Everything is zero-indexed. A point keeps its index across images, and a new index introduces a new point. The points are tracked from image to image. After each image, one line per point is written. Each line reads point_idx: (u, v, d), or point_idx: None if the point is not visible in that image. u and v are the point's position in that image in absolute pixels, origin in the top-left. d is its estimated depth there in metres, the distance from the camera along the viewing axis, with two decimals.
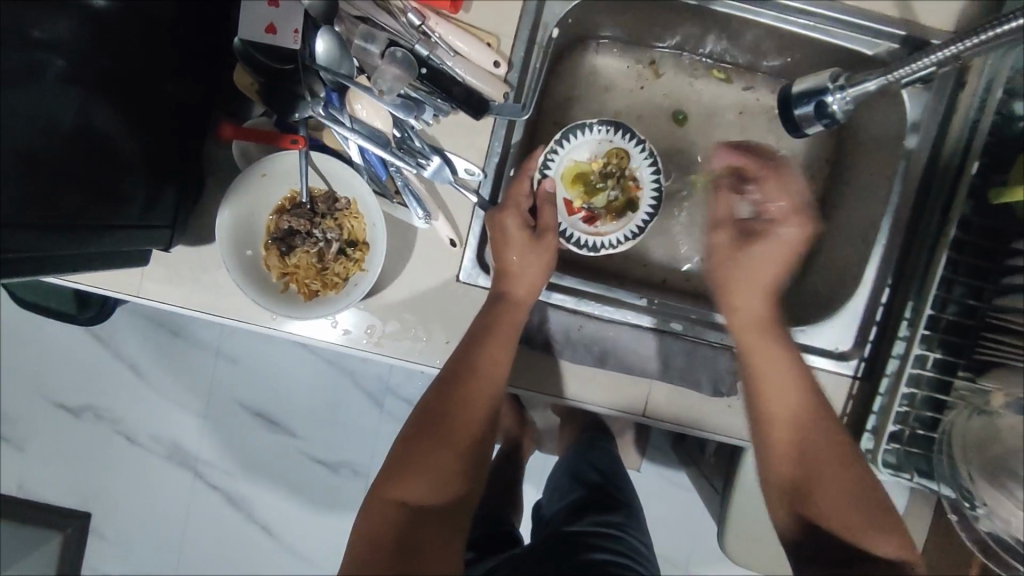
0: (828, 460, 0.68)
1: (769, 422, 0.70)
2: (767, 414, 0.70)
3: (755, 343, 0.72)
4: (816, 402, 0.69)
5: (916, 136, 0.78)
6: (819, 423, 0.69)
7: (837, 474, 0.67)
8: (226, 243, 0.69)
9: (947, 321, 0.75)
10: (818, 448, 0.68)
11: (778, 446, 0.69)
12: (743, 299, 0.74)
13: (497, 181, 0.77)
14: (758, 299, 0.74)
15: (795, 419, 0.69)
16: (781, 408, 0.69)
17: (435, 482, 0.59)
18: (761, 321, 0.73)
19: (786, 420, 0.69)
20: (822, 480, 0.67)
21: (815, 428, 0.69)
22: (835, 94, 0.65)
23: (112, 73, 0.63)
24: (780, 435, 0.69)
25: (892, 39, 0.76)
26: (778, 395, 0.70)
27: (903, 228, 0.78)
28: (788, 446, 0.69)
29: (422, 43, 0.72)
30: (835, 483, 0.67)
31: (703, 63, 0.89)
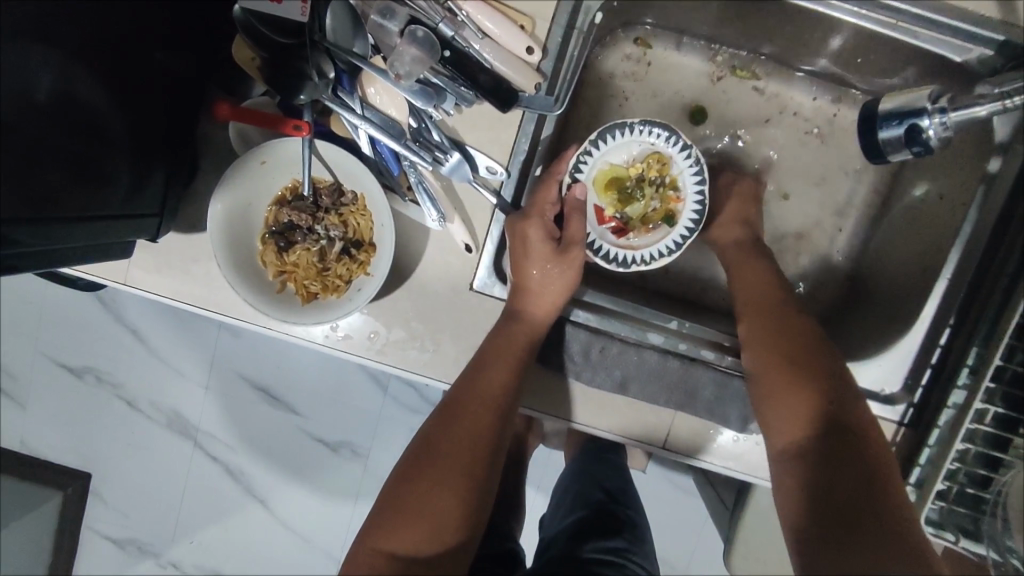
0: (848, 418, 0.59)
1: (776, 371, 0.62)
2: (765, 366, 0.63)
3: (763, 310, 0.67)
4: (832, 361, 0.62)
5: (1001, 158, 0.69)
6: (836, 377, 0.61)
7: (856, 436, 0.58)
8: (218, 237, 0.62)
9: (1014, 371, 0.66)
10: (837, 406, 0.59)
11: (791, 399, 0.60)
12: (750, 267, 0.71)
13: (521, 182, 0.69)
14: (760, 272, 0.70)
15: (808, 369, 0.61)
16: (790, 360, 0.62)
17: (433, 528, 0.52)
18: (771, 289, 0.68)
19: (795, 371, 0.61)
20: (838, 439, 0.57)
21: (832, 382, 0.61)
22: (934, 117, 0.58)
23: (99, 38, 0.55)
24: (794, 385, 0.61)
25: (989, 46, 0.65)
26: (779, 343, 0.64)
27: (974, 261, 0.70)
28: (800, 399, 0.60)
29: (447, 22, 0.63)
30: (854, 447, 0.57)
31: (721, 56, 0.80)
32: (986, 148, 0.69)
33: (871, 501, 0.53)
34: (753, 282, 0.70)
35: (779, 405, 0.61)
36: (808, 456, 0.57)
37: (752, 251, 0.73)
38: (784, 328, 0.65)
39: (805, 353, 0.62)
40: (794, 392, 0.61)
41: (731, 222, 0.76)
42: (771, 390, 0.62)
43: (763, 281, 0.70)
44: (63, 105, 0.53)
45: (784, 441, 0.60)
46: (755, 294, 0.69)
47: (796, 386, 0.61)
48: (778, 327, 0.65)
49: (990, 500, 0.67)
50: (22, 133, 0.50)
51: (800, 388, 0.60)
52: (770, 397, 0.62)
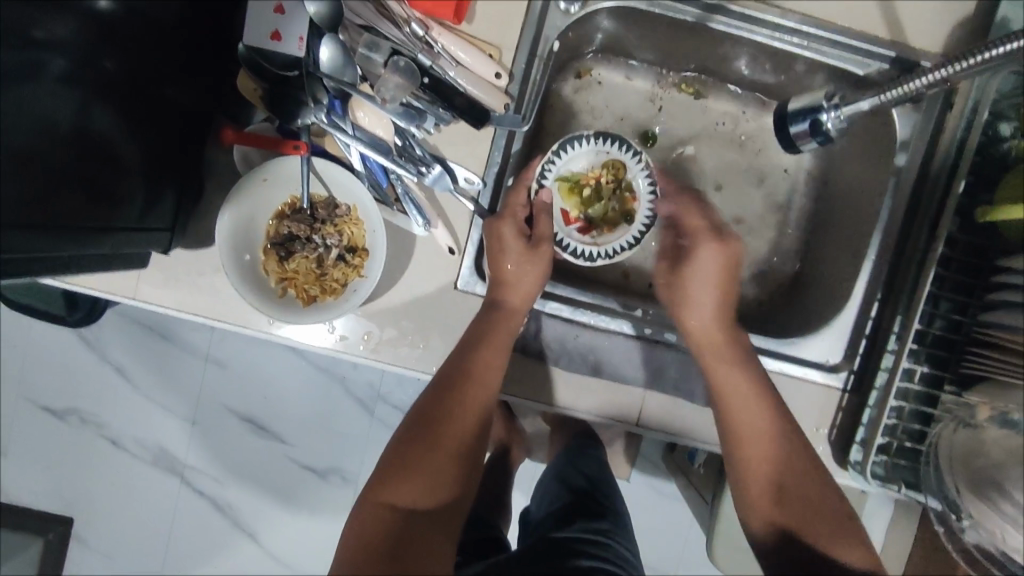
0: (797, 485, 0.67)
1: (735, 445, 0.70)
2: (738, 433, 0.70)
3: (724, 373, 0.71)
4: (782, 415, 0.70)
5: (906, 154, 0.80)
6: (787, 447, 0.69)
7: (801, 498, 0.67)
8: (225, 248, 0.69)
9: (933, 335, 0.77)
10: (783, 471, 0.68)
11: (752, 471, 0.69)
12: (694, 317, 0.74)
13: (496, 190, 0.78)
14: (711, 316, 0.73)
15: (764, 443, 0.69)
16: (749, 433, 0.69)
17: (431, 486, 0.59)
18: (721, 335, 0.73)
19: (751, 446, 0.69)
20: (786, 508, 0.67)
21: (784, 452, 0.68)
22: (829, 113, 0.69)
23: (115, 75, 0.62)
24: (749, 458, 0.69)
25: (883, 60, 0.78)
26: (741, 412, 0.70)
27: (891, 245, 0.80)
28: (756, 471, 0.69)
29: (425, 53, 0.72)
30: (803, 512, 0.66)
31: (666, 76, 0.91)
32: (892, 146, 0.81)
33: (816, 560, 0.64)
34: (701, 331, 0.74)
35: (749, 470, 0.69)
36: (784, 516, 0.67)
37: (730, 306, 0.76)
38: (742, 394, 0.70)
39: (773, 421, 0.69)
40: (752, 464, 0.69)
41: (707, 304, 0.74)
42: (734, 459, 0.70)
43: (710, 328, 0.73)
44: (81, 134, 0.60)
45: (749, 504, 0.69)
46: (709, 347, 0.73)
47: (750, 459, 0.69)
48: (737, 394, 0.70)
49: (925, 450, 0.76)
50: (43, 158, 0.57)
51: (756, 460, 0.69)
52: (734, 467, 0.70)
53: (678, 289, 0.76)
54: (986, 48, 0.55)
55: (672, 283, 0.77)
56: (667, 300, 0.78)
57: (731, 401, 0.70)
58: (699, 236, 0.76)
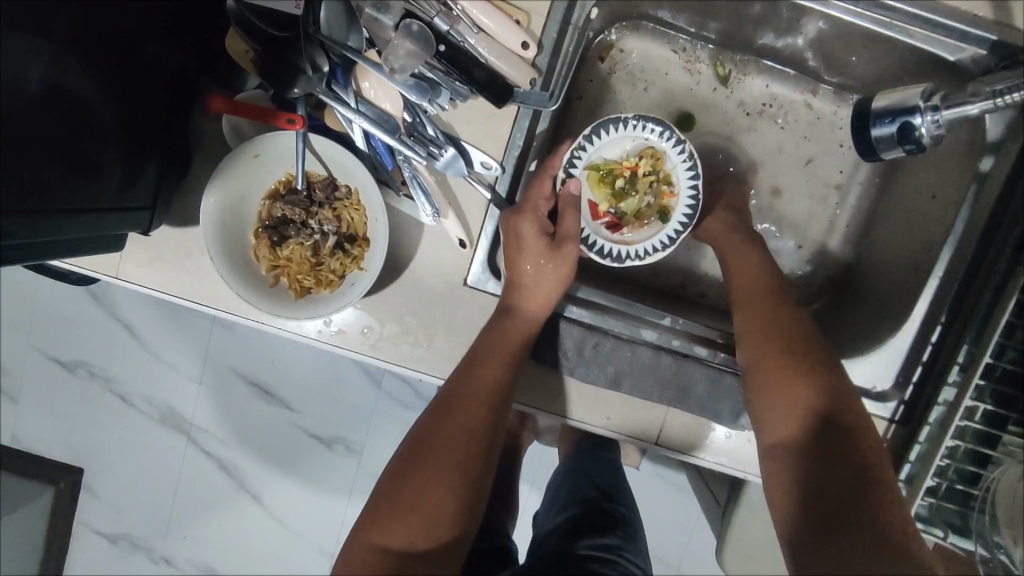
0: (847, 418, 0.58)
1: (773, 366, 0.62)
2: (756, 355, 0.64)
3: (751, 300, 0.68)
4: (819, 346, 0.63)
5: (993, 157, 0.69)
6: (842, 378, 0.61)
7: (855, 439, 0.57)
8: (212, 230, 0.62)
9: (1003, 369, 0.67)
10: (830, 399, 0.59)
11: (774, 396, 0.61)
12: (741, 262, 0.72)
13: (515, 177, 0.69)
14: (755, 266, 0.71)
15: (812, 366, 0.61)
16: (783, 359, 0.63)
17: (427, 523, 0.52)
18: (757, 266, 0.71)
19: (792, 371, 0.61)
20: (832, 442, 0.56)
21: (832, 382, 0.60)
22: (926, 114, 0.58)
23: (87, 27, 0.54)
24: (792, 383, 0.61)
25: (982, 46, 0.66)
26: (766, 331, 0.65)
27: (964, 262, 0.70)
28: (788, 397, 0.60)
29: (443, 16, 0.63)
30: (834, 444, 0.57)
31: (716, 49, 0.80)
32: (978, 147, 0.69)
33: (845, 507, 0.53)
34: (744, 272, 0.71)
35: (770, 406, 0.61)
36: (809, 450, 0.57)
37: (745, 237, 0.75)
38: (772, 315, 0.65)
39: (795, 346, 0.63)
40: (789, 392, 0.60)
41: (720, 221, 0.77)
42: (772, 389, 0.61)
43: (753, 269, 0.71)
44: (52, 96, 0.52)
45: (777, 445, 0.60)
46: (742, 283, 0.70)
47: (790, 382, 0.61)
48: (767, 314, 0.66)
49: (978, 496, 0.68)
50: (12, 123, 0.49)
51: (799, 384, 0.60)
52: (759, 387, 0.62)
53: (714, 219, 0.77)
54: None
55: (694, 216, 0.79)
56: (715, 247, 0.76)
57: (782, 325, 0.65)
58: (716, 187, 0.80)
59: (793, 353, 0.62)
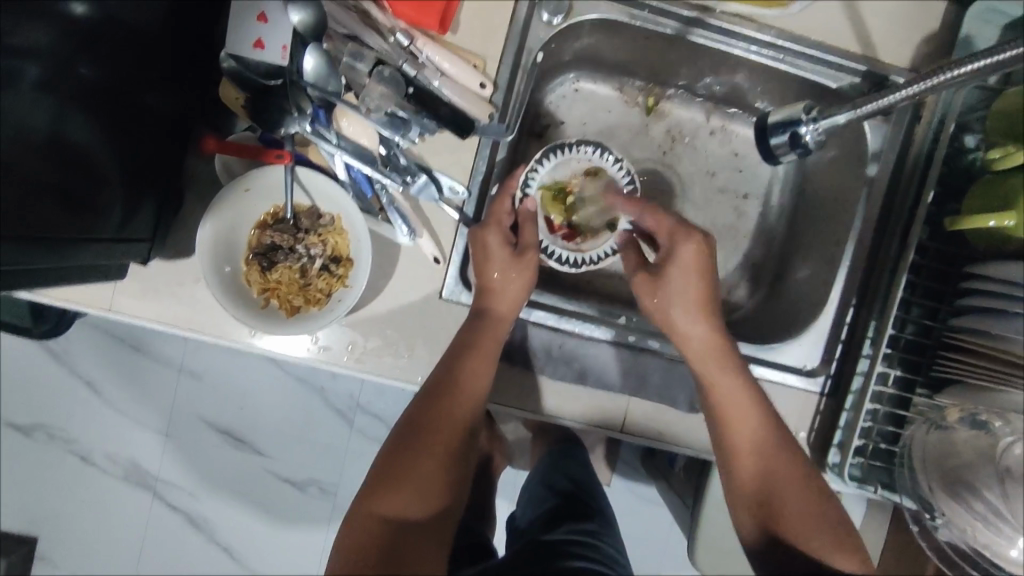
0: (808, 550, 0.67)
1: (742, 505, 0.71)
2: (732, 433, 0.72)
3: (710, 369, 0.73)
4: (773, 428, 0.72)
5: (877, 165, 0.82)
6: (794, 500, 0.69)
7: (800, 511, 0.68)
8: (206, 258, 0.68)
9: (907, 339, 0.79)
10: (776, 477, 0.70)
11: (744, 479, 0.71)
12: (688, 326, 0.74)
13: (480, 200, 0.79)
14: (702, 326, 0.74)
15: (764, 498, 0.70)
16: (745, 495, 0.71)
17: (421, 494, 0.58)
18: (708, 334, 0.74)
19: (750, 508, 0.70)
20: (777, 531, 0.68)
21: (787, 511, 0.69)
22: (808, 125, 0.71)
23: (88, 83, 0.61)
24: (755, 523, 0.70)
25: (855, 75, 0.81)
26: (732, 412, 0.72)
27: (864, 253, 0.83)
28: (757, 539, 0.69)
29: (410, 63, 0.72)
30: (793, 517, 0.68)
31: (643, 88, 0.92)
32: (864, 156, 0.83)
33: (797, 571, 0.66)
34: (701, 346, 0.74)
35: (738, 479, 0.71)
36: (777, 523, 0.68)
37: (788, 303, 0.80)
38: (732, 394, 0.72)
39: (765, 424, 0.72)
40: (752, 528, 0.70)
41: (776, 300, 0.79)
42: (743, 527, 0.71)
43: (711, 344, 0.73)
44: (54, 144, 0.58)
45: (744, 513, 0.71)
46: (703, 350, 0.73)
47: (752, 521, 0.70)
48: (731, 397, 0.72)
49: (899, 452, 0.78)
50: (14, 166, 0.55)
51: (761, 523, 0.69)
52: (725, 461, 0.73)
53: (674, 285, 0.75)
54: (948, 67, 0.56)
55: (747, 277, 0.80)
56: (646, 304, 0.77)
57: (729, 454, 0.72)
58: None
59: (760, 435, 0.71)
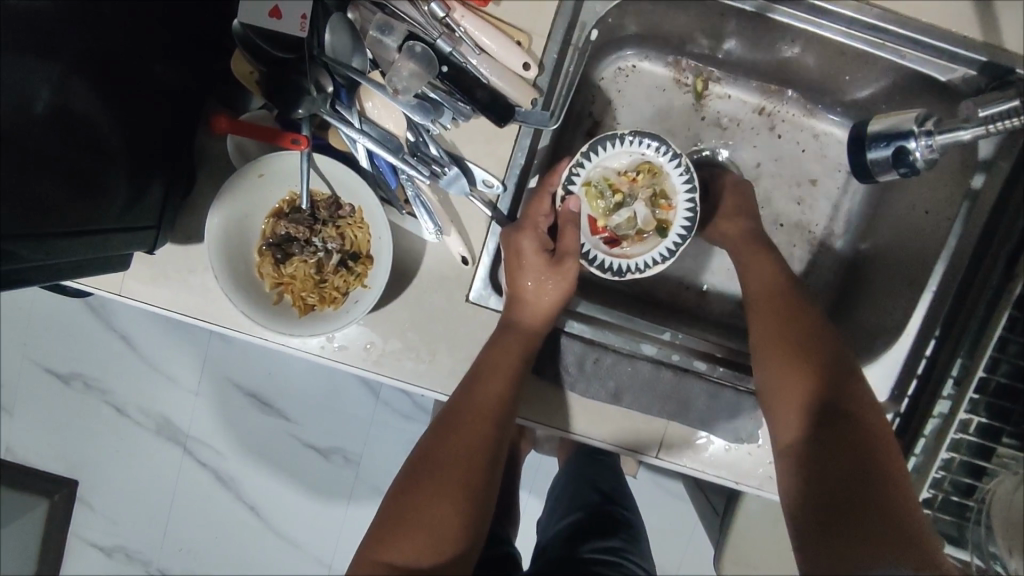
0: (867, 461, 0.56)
1: (784, 409, 0.62)
2: (769, 336, 0.66)
3: (767, 311, 0.67)
4: (828, 344, 0.64)
5: (984, 175, 0.70)
6: (845, 401, 0.60)
7: (854, 420, 0.59)
8: (216, 251, 0.62)
9: (997, 382, 0.68)
10: (834, 390, 0.61)
11: (788, 384, 0.62)
12: (758, 268, 0.71)
13: (517, 194, 0.70)
14: (766, 276, 0.70)
15: (835, 427, 0.59)
16: (795, 416, 0.61)
17: (431, 540, 0.52)
18: (768, 266, 0.71)
19: (807, 431, 0.59)
20: (815, 419, 0.60)
21: (842, 397, 0.60)
22: (919, 139, 0.62)
23: (96, 52, 0.55)
24: (805, 446, 0.59)
25: (973, 66, 0.67)
26: (774, 322, 0.66)
27: (957, 278, 0.71)
28: (797, 465, 0.58)
29: (445, 38, 0.64)
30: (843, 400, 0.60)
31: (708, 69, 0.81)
32: (970, 164, 0.71)
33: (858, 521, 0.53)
34: (757, 274, 0.71)
35: (778, 400, 0.63)
36: (826, 415, 0.59)
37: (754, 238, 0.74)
38: (780, 307, 0.67)
39: (812, 335, 0.65)
40: (790, 454, 0.60)
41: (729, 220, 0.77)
42: (780, 459, 0.61)
43: (768, 274, 0.70)
44: (60, 117, 0.53)
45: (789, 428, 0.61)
46: (757, 279, 0.70)
47: (802, 444, 0.59)
48: (777, 307, 0.67)
49: (974, 507, 0.69)
50: (22, 144, 0.49)
51: (811, 449, 0.58)
52: (771, 388, 0.63)
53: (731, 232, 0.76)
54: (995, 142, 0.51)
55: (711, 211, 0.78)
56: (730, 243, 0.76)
57: (778, 351, 0.64)
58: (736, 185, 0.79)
59: (807, 344, 0.64)
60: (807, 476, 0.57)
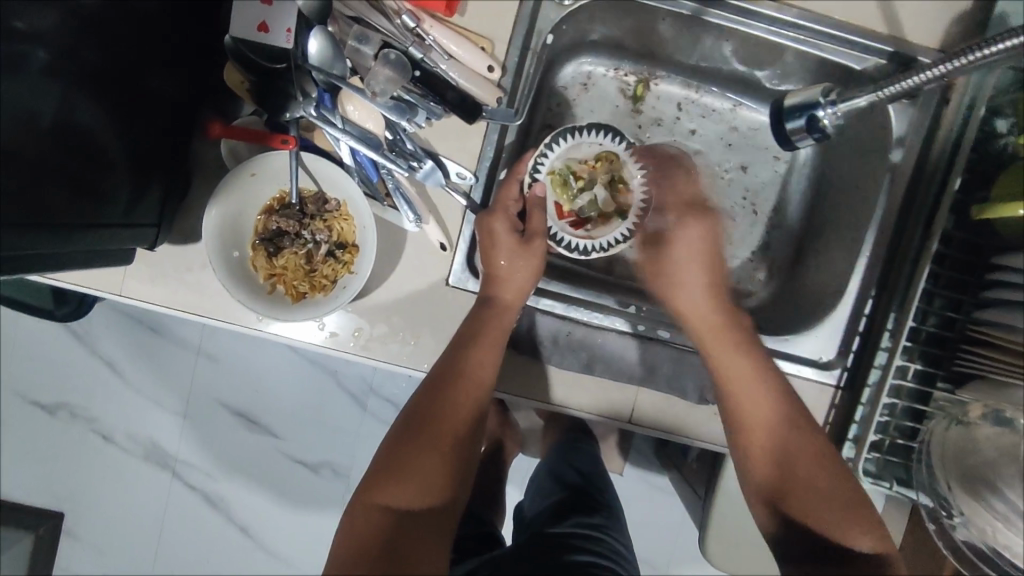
0: (806, 496, 0.69)
1: (740, 463, 0.74)
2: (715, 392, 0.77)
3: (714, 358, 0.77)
4: (756, 389, 0.74)
5: (900, 150, 0.79)
6: (778, 446, 0.72)
7: (787, 461, 0.71)
8: (213, 244, 0.68)
9: (928, 332, 0.76)
10: (768, 438, 0.73)
11: (735, 437, 0.75)
12: (683, 301, 0.82)
13: (488, 185, 0.77)
14: (710, 308, 0.80)
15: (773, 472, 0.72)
16: (749, 467, 0.73)
17: (425, 485, 0.58)
18: (693, 300, 0.82)
19: (756, 476, 0.73)
20: (758, 467, 0.72)
21: (768, 441, 0.73)
22: (826, 109, 0.71)
23: (97, 67, 0.60)
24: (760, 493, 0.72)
25: (882, 56, 0.77)
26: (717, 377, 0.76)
27: (886, 242, 0.80)
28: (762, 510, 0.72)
29: (416, 46, 0.72)
30: (773, 442, 0.72)
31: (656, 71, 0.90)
32: (886, 141, 0.80)
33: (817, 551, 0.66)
34: (692, 313, 0.81)
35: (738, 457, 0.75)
36: (767, 468, 0.72)
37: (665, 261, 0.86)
38: (721, 357, 0.76)
39: (749, 383, 0.74)
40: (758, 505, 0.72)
41: (697, 284, 0.83)
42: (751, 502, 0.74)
43: (699, 312, 0.80)
44: (63, 129, 0.58)
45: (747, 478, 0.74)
46: (693, 317, 0.80)
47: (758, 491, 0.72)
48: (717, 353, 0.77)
49: (917, 447, 0.76)
50: (20, 151, 0.54)
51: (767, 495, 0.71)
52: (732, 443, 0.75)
53: (659, 277, 0.86)
54: (982, 46, 0.53)
55: (655, 268, 0.87)
56: (655, 288, 0.86)
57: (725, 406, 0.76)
58: (695, 209, 0.87)
59: (738, 395, 0.74)
60: (771, 516, 0.70)
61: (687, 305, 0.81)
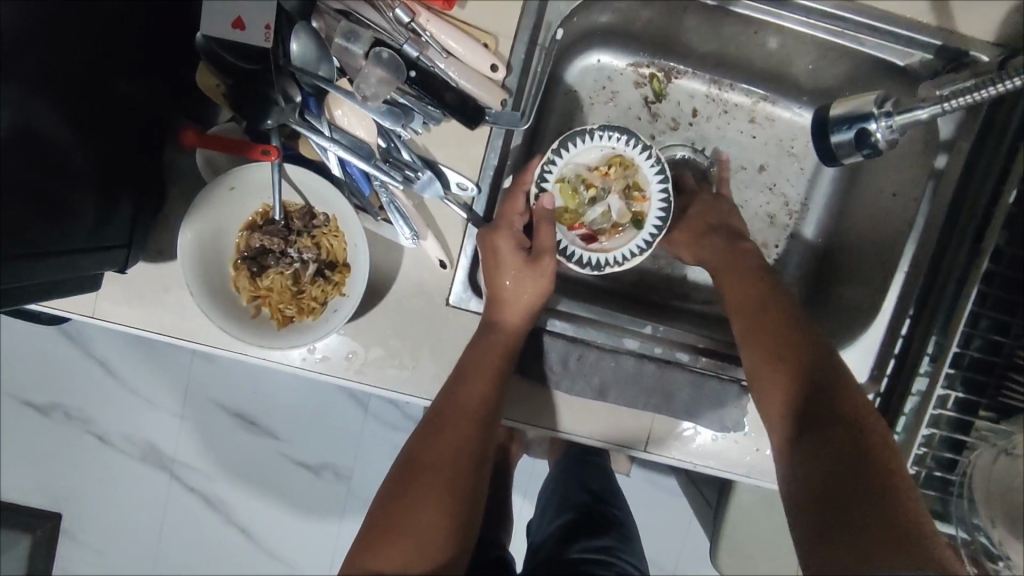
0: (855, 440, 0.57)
1: (777, 394, 0.62)
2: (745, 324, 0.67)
3: (744, 298, 0.69)
4: (799, 321, 0.65)
5: (946, 155, 0.73)
6: (829, 380, 0.61)
7: (840, 403, 0.60)
8: (189, 265, 0.61)
9: (972, 357, 0.70)
10: (821, 377, 0.61)
11: (769, 365, 0.64)
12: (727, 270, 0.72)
13: (492, 196, 0.70)
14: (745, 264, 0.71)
15: (818, 409, 0.59)
16: (786, 407, 0.61)
17: (420, 544, 0.52)
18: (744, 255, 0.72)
19: (797, 410, 0.60)
20: (805, 402, 0.60)
21: (825, 375, 0.61)
22: (879, 121, 0.64)
23: (60, 72, 0.54)
24: (798, 430, 0.59)
25: (928, 51, 0.70)
26: (756, 309, 0.67)
27: (928, 256, 0.73)
28: (796, 454, 0.58)
29: (411, 43, 0.64)
30: (825, 380, 0.61)
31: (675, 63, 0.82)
32: (933, 146, 0.73)
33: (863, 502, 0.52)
34: (732, 270, 0.71)
35: (772, 400, 0.62)
36: (815, 397, 0.60)
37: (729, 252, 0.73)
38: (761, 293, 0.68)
39: (790, 317, 0.66)
40: (786, 451, 0.59)
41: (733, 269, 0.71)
42: (776, 450, 0.61)
43: (741, 265, 0.71)
44: (23, 137, 0.51)
45: (782, 419, 0.61)
46: (731, 282, 0.71)
47: (795, 429, 0.59)
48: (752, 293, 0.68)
49: (956, 481, 0.70)
50: None
51: (807, 435, 0.58)
52: (760, 382, 0.64)
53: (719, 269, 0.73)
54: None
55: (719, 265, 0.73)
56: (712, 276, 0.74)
57: (759, 339, 0.65)
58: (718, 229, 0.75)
59: (784, 327, 0.65)
60: (808, 458, 0.57)
61: (729, 264, 0.72)
